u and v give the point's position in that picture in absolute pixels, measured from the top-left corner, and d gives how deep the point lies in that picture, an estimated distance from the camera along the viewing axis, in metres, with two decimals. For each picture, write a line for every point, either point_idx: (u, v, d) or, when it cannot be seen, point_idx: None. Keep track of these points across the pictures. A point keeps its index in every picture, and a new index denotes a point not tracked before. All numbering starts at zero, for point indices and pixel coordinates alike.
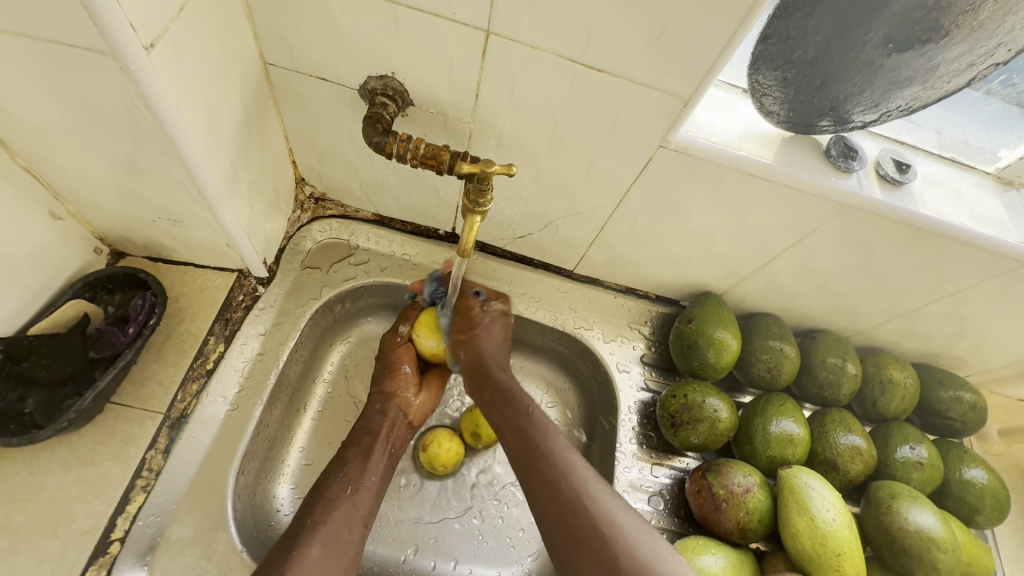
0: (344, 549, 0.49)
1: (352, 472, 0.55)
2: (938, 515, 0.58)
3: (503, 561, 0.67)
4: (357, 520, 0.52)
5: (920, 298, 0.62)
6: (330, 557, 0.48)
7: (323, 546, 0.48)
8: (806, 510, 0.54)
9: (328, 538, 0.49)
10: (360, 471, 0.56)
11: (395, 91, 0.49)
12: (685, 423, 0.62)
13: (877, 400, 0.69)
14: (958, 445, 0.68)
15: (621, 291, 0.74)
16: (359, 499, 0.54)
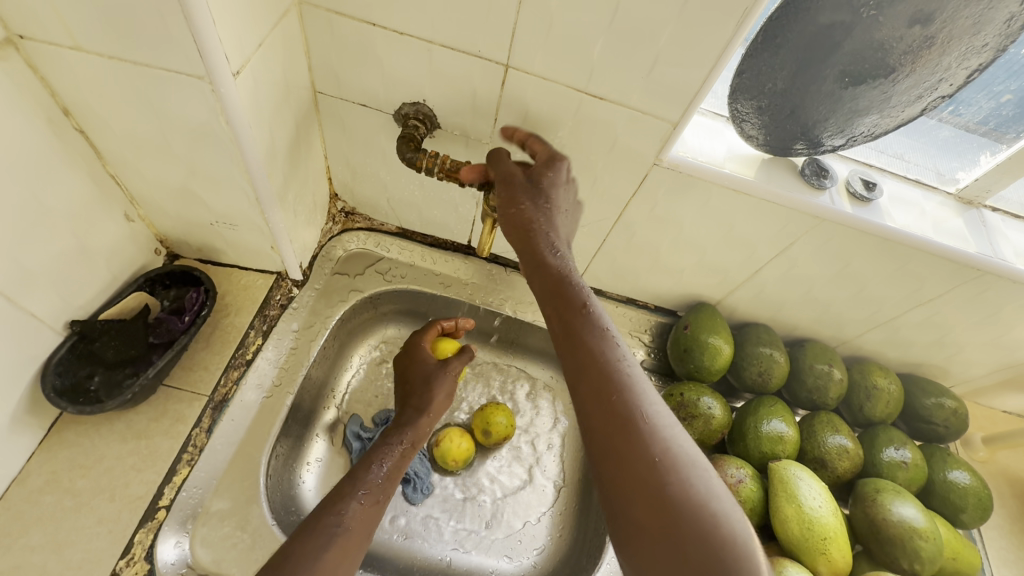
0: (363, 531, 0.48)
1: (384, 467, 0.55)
2: (921, 509, 0.62)
3: (510, 554, 0.70)
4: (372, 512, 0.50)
5: (896, 307, 0.68)
6: (366, 518, 0.49)
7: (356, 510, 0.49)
8: (794, 498, 0.58)
9: (356, 519, 0.48)
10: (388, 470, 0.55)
11: (425, 116, 0.57)
12: (681, 419, 0.67)
13: (863, 405, 0.73)
14: (942, 449, 0.72)
15: (623, 301, 0.80)
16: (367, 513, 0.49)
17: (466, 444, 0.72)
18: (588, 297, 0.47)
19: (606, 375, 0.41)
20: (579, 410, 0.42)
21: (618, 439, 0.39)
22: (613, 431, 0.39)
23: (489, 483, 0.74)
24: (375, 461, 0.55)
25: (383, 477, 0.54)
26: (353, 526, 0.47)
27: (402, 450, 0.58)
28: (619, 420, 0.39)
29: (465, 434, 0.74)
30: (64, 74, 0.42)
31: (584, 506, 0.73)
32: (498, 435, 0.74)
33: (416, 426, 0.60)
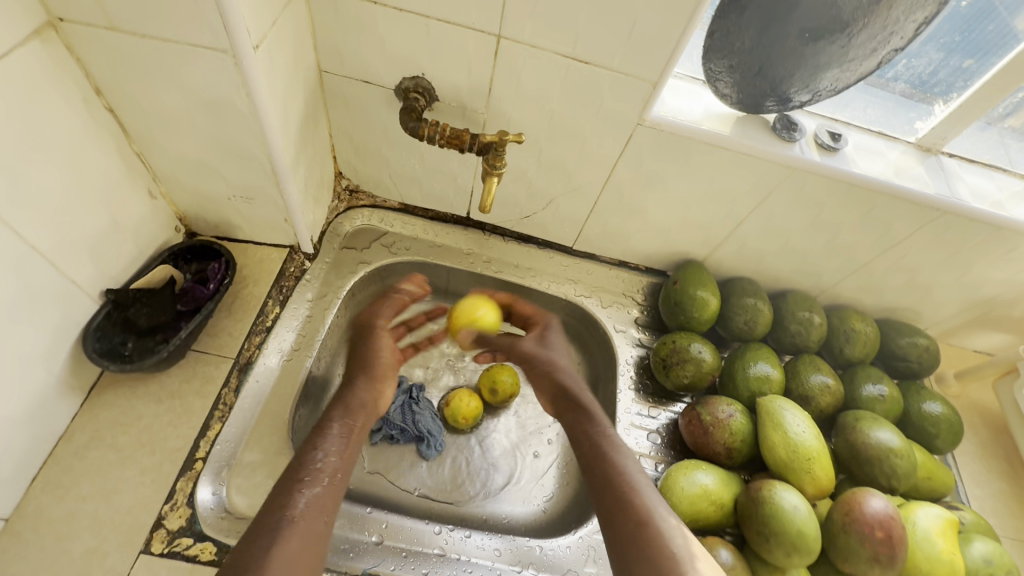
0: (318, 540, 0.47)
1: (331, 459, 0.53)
2: (897, 433, 0.67)
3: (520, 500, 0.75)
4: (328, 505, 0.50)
5: (868, 252, 0.73)
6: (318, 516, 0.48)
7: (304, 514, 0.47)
8: (779, 426, 0.63)
9: (305, 528, 0.46)
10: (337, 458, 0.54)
11: (424, 89, 0.62)
12: (674, 365, 0.72)
13: (843, 348, 0.79)
14: (917, 384, 0.78)
15: (615, 264, 0.85)
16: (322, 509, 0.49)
17: (475, 403, 0.76)
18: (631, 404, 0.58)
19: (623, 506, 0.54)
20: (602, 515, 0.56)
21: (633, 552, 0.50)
22: (607, 509, 0.55)
23: (497, 438, 0.79)
24: (315, 448, 0.54)
25: (332, 459, 0.54)
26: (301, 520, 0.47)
27: (340, 436, 0.57)
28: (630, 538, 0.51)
29: (474, 394, 0.78)
30: (98, 53, 0.46)
31: None
32: (504, 393, 0.78)
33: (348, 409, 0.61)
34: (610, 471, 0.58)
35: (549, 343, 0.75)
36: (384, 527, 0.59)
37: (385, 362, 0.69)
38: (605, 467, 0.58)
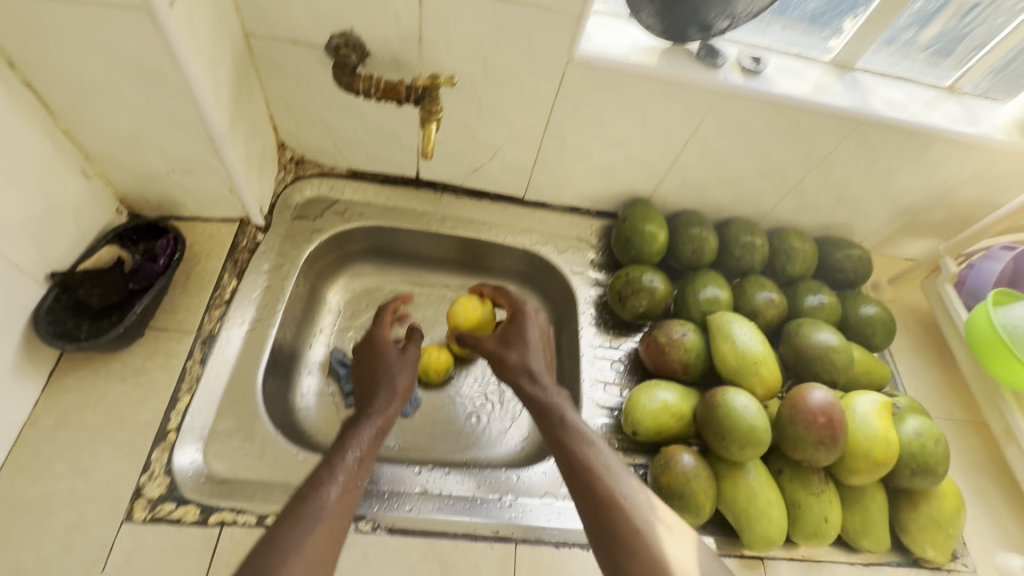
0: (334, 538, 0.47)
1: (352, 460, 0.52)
2: (836, 334, 0.72)
3: (497, 441, 0.78)
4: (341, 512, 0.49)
5: (799, 171, 0.78)
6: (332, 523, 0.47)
7: (319, 525, 0.46)
8: (728, 338, 0.68)
9: (319, 534, 0.46)
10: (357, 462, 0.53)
11: (355, 44, 0.62)
12: (629, 296, 0.76)
13: (785, 266, 0.84)
14: (854, 292, 0.84)
15: (567, 211, 0.88)
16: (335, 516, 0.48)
17: (445, 356, 0.79)
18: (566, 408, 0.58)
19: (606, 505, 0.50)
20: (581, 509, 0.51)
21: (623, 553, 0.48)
22: (587, 498, 0.51)
23: (470, 388, 0.82)
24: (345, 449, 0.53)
25: (355, 470, 0.52)
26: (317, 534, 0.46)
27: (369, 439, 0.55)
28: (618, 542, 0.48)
29: (443, 349, 0.80)
30: (5, 23, 0.45)
31: None
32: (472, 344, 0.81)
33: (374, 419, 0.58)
34: (583, 463, 0.53)
35: (515, 340, 0.66)
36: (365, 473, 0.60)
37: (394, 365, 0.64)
38: (589, 460, 0.53)
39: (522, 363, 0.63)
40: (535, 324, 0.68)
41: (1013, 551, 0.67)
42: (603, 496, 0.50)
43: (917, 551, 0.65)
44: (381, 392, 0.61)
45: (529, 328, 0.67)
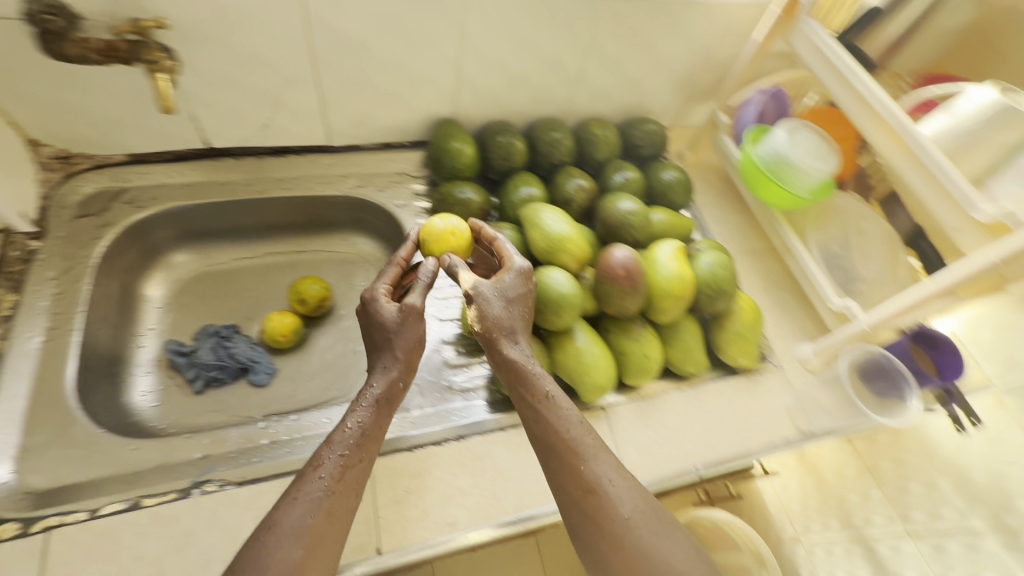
0: (337, 524, 0.49)
1: (353, 429, 0.53)
2: (636, 200, 0.79)
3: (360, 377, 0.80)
4: (346, 494, 0.50)
5: (575, 60, 0.83)
6: (333, 510, 0.49)
7: (312, 512, 0.48)
8: (537, 227, 0.73)
9: (321, 515, 0.48)
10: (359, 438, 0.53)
11: (55, 7, 0.57)
12: (448, 213, 0.79)
13: (593, 154, 0.90)
14: (658, 163, 0.92)
15: (380, 148, 0.88)
16: (336, 496, 0.49)
17: (290, 319, 0.79)
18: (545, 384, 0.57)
19: (588, 498, 0.52)
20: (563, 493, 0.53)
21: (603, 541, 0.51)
22: (570, 490, 0.53)
23: (326, 341, 0.83)
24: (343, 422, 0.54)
25: (353, 454, 0.52)
26: (315, 520, 0.48)
27: (376, 407, 0.55)
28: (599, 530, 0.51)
29: (289, 314, 0.80)
30: None
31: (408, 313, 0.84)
32: (316, 300, 0.81)
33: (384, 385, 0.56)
34: (565, 454, 0.54)
35: (506, 296, 0.61)
36: (208, 442, 0.59)
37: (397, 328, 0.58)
38: (574, 446, 0.54)
39: (507, 325, 0.60)
40: (516, 279, 0.62)
41: (806, 339, 0.81)
42: (582, 486, 0.52)
43: (732, 361, 0.77)
44: (387, 348, 0.58)
45: (510, 283, 0.61)
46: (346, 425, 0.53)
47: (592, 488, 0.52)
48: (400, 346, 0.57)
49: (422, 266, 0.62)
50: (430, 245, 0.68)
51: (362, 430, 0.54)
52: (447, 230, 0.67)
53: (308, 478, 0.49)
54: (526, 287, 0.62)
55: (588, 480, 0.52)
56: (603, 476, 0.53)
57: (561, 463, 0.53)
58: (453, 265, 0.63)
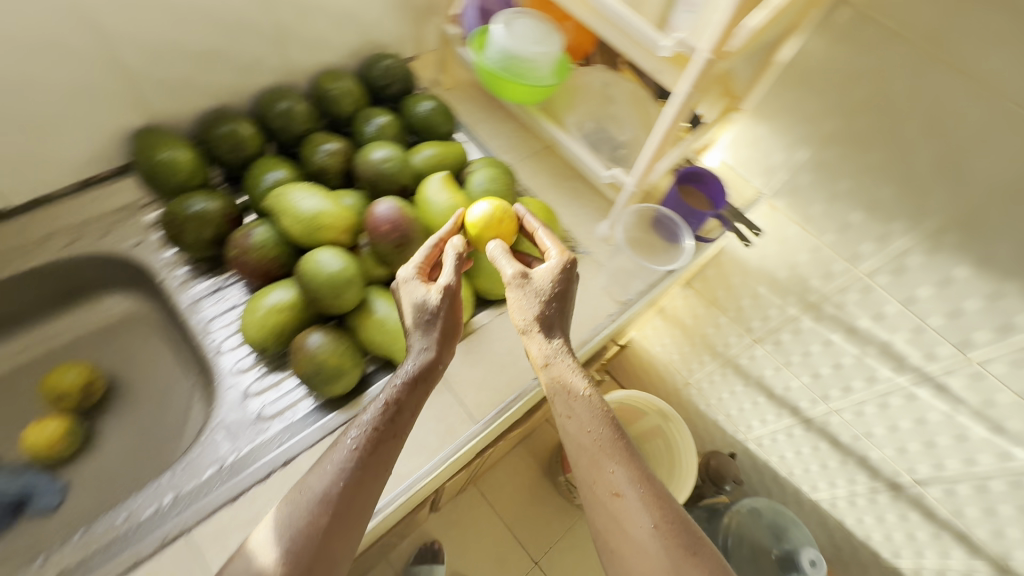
0: (346, 538, 0.51)
1: (379, 419, 0.54)
2: (390, 146, 0.75)
3: (165, 446, 0.70)
4: (355, 505, 0.51)
5: (261, 13, 0.73)
6: (344, 519, 0.50)
7: (324, 515, 0.50)
8: (289, 211, 0.66)
9: (332, 520, 0.50)
10: (375, 442, 0.53)
11: None
12: (185, 231, 0.68)
13: (337, 110, 0.82)
14: (410, 98, 0.86)
15: (76, 188, 0.72)
16: (347, 505, 0.51)
17: (56, 424, 0.65)
18: (578, 381, 0.58)
19: (604, 496, 0.55)
20: (586, 484, 0.56)
21: (617, 542, 0.54)
22: (594, 484, 0.56)
23: (111, 425, 0.71)
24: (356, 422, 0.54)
25: (387, 432, 0.54)
26: (329, 528, 0.49)
27: (403, 387, 0.56)
28: (616, 531, 0.54)
29: (55, 417, 0.66)
30: None
31: (193, 355, 0.75)
32: (78, 389, 0.68)
33: (427, 365, 0.57)
34: (590, 444, 0.56)
35: (530, 292, 0.60)
36: None
37: (441, 317, 0.59)
38: (595, 443, 0.56)
39: (545, 317, 0.60)
40: (549, 276, 0.61)
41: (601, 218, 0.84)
42: (608, 489, 0.55)
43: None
44: (416, 322, 0.58)
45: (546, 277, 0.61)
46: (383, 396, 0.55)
47: (611, 490, 0.55)
48: (440, 321, 0.58)
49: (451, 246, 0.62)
50: (480, 229, 0.66)
51: (396, 403, 0.55)
52: (495, 215, 0.66)
53: (335, 455, 0.52)
54: (567, 278, 0.61)
55: (612, 483, 0.55)
56: (626, 482, 0.55)
57: (592, 457, 0.56)
58: (496, 253, 0.63)
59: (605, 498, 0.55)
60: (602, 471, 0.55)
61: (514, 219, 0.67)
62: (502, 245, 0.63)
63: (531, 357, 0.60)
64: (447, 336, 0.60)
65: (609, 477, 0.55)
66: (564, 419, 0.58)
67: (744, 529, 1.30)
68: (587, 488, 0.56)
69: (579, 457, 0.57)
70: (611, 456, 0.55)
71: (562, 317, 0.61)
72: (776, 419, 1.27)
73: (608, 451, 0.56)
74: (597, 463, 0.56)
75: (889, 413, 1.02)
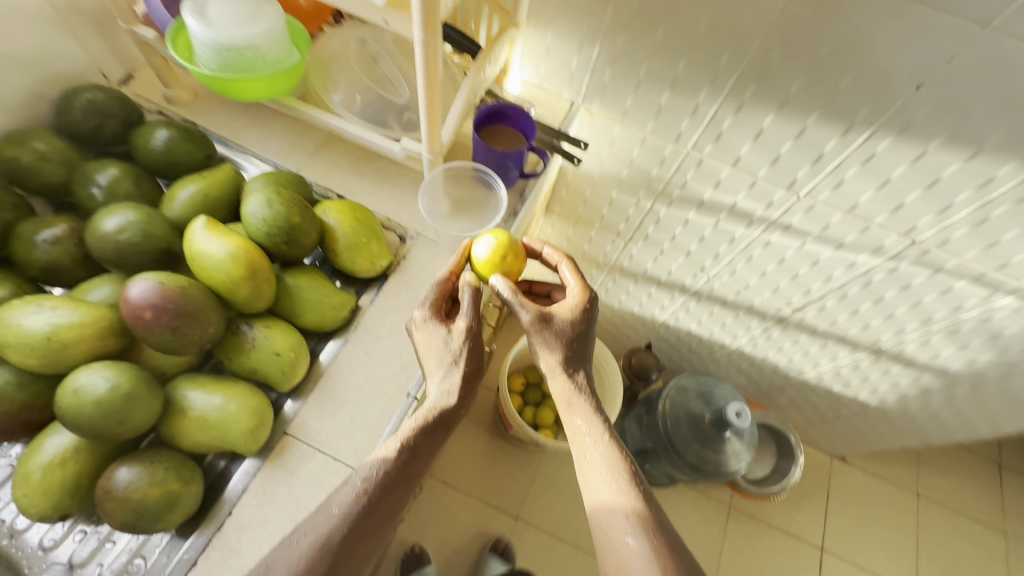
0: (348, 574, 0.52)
1: (398, 459, 0.56)
2: (124, 205, 0.59)
3: None
4: (363, 544, 0.53)
5: None
6: (352, 557, 0.52)
7: (332, 554, 0.51)
8: (10, 343, 0.50)
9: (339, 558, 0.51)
10: (393, 481, 0.56)
11: None
12: None
13: (45, 181, 0.65)
14: (138, 130, 0.69)
15: None
16: (356, 542, 0.53)
17: None
18: (603, 433, 0.72)
19: (613, 538, 0.65)
20: (597, 528, 0.67)
21: None
22: (604, 528, 0.67)
23: None
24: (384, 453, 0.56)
25: (399, 479, 0.56)
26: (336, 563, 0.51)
27: (425, 430, 0.59)
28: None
29: None
30: None
31: None
32: None
33: (461, 398, 0.62)
34: (599, 495, 0.68)
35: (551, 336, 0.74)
36: None
37: (475, 340, 0.64)
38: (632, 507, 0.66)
39: (568, 357, 0.75)
40: (568, 319, 0.76)
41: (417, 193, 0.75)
42: (611, 534, 0.65)
43: (365, 275, 0.70)
44: (430, 358, 0.61)
45: (566, 316, 0.77)
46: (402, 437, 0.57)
47: (620, 539, 0.65)
48: (463, 363, 0.61)
49: (462, 285, 0.64)
50: (484, 269, 0.68)
51: (410, 447, 0.58)
52: (498, 250, 0.67)
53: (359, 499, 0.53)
54: (584, 323, 0.77)
55: (620, 529, 0.65)
56: (631, 531, 0.65)
57: (600, 499, 0.68)
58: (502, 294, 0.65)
59: (613, 545, 0.65)
60: (611, 520, 0.66)
61: (521, 253, 0.69)
62: (508, 284, 0.65)
63: (554, 394, 0.75)
64: (473, 373, 0.64)
65: (618, 518, 0.66)
66: (580, 456, 0.72)
67: (676, 407, 1.38)
68: (599, 533, 0.67)
69: (593, 500, 0.69)
70: (617, 504, 0.66)
71: (581, 376, 0.75)
72: (671, 301, 1.34)
73: (626, 501, 0.67)
74: (606, 513, 0.67)
75: (755, 262, 1.10)
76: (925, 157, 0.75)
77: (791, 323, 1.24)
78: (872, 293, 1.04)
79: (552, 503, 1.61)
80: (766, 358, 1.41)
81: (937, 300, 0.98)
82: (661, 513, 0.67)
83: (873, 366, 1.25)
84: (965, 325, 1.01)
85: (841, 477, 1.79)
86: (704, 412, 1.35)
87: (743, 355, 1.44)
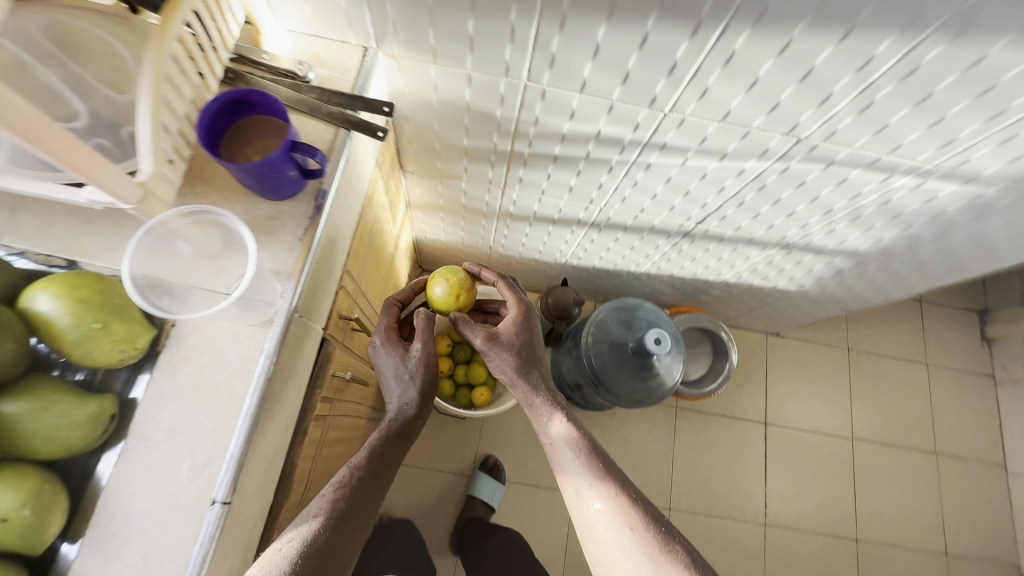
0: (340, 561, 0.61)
1: (369, 455, 0.70)
2: None
3: None
4: (351, 530, 0.63)
5: None
6: (344, 539, 0.62)
7: (325, 541, 0.60)
8: None
9: (329, 544, 0.60)
10: (370, 477, 0.69)
11: None
12: None
13: None
14: None
15: None
16: (346, 529, 0.63)
17: None
18: (555, 409, 0.76)
19: (574, 499, 0.69)
20: (568, 501, 0.70)
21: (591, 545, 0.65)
22: (569, 494, 0.70)
23: None
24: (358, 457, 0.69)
25: (371, 478, 0.69)
26: (330, 542, 0.60)
27: (396, 431, 0.75)
28: (591, 536, 0.66)
29: None
30: None
31: None
32: None
33: (422, 395, 0.78)
34: (561, 467, 0.71)
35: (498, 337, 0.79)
36: None
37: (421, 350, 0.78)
38: (587, 468, 0.69)
39: (519, 361, 0.79)
40: (511, 326, 0.80)
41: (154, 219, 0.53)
42: (576, 497, 0.68)
43: (123, 361, 0.54)
44: (390, 376, 0.78)
45: (509, 328, 0.80)
46: (368, 443, 0.71)
47: (584, 500, 0.68)
48: (421, 378, 0.76)
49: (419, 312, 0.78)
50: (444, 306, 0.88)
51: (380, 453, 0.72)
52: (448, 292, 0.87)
53: (337, 495, 0.64)
54: (527, 328, 0.80)
55: (581, 487, 0.68)
56: (592, 493, 0.67)
57: (560, 469, 0.71)
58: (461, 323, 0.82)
59: (582, 505, 0.68)
60: (572, 485, 0.69)
61: (471, 290, 0.88)
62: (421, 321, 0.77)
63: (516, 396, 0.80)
64: (427, 374, 0.77)
65: (577, 483, 0.69)
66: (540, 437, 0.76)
67: (600, 341, 1.32)
68: (569, 501, 0.70)
69: (560, 475, 0.71)
70: (573, 469, 0.70)
71: (533, 363, 0.79)
72: (572, 234, 1.22)
73: (583, 462, 0.69)
74: (569, 481, 0.70)
75: (642, 186, 0.97)
76: (791, 44, 0.60)
77: (697, 235, 1.14)
78: (769, 195, 0.93)
79: (504, 449, 1.61)
80: (682, 268, 1.34)
81: (834, 192, 0.88)
82: (625, 477, 0.69)
83: (786, 258, 1.19)
84: (867, 210, 0.93)
85: (778, 349, 1.83)
86: (628, 340, 1.30)
87: (660, 269, 1.36)
